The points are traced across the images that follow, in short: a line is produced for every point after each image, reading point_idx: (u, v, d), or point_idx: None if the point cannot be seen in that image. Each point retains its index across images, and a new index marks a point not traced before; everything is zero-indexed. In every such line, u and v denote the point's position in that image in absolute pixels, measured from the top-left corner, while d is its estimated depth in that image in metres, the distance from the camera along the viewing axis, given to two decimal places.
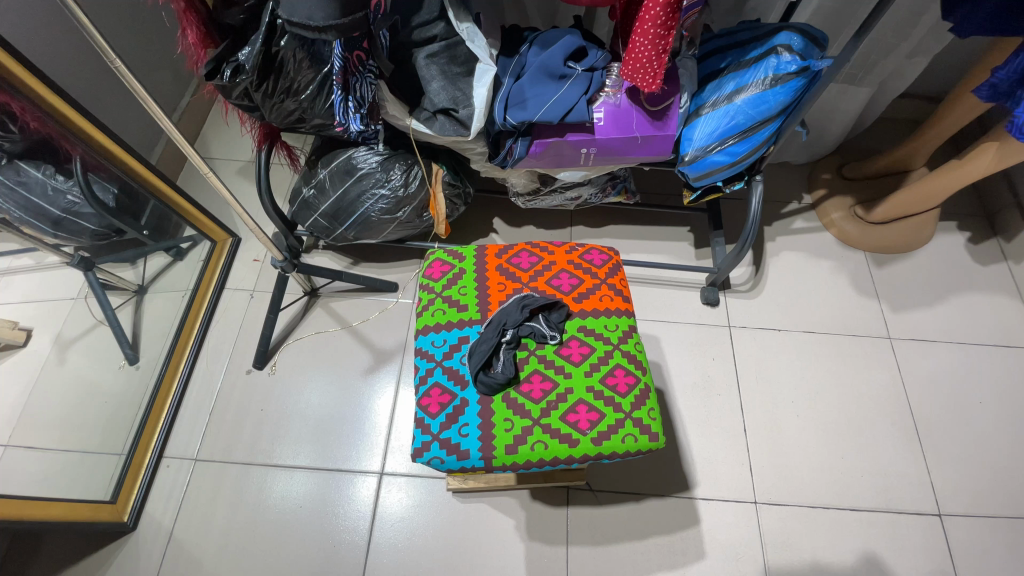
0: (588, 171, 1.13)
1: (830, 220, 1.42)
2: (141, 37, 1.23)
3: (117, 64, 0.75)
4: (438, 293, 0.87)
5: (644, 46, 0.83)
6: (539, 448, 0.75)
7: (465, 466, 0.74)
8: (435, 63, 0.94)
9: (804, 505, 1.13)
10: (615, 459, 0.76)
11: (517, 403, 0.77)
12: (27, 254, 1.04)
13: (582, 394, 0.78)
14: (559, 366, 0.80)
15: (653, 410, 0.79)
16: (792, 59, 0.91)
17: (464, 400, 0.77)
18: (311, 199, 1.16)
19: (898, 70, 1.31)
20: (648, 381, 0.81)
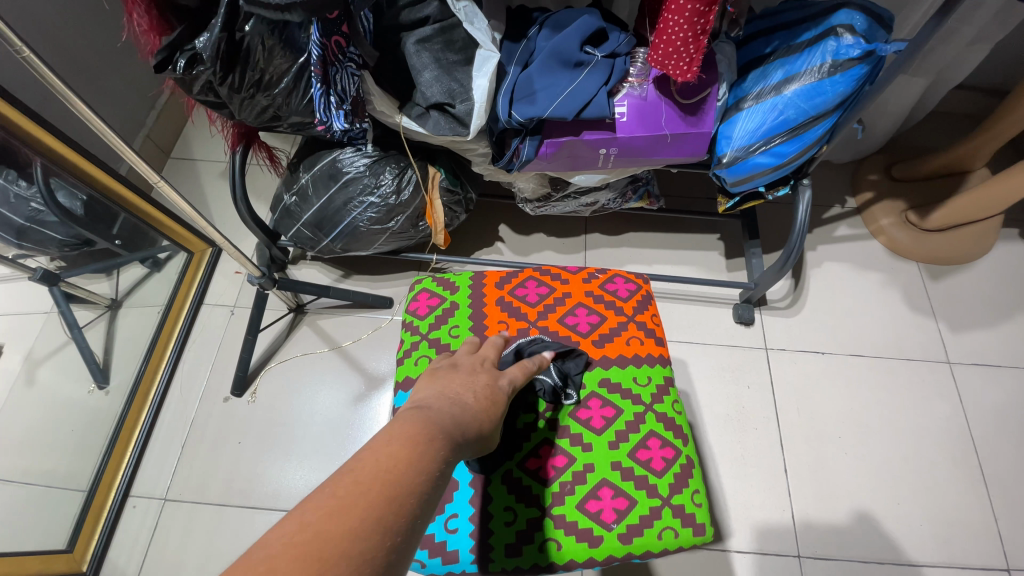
0: (607, 175, 0.98)
1: (878, 227, 1.26)
2: (105, 27, 1.10)
3: (23, 53, 0.63)
4: (424, 335, 0.78)
5: (678, 24, 0.68)
6: (552, 547, 0.64)
7: (453, 570, 0.64)
8: (427, 50, 0.80)
9: (830, 523, 1.01)
10: (648, 557, 0.66)
11: (521, 484, 0.67)
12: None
13: (607, 473, 0.67)
14: (578, 436, 0.70)
15: (695, 493, 0.68)
16: (856, 41, 0.76)
17: (453, 484, 0.67)
18: (293, 207, 1.03)
19: (958, 58, 1.14)
20: (690, 453, 0.71)
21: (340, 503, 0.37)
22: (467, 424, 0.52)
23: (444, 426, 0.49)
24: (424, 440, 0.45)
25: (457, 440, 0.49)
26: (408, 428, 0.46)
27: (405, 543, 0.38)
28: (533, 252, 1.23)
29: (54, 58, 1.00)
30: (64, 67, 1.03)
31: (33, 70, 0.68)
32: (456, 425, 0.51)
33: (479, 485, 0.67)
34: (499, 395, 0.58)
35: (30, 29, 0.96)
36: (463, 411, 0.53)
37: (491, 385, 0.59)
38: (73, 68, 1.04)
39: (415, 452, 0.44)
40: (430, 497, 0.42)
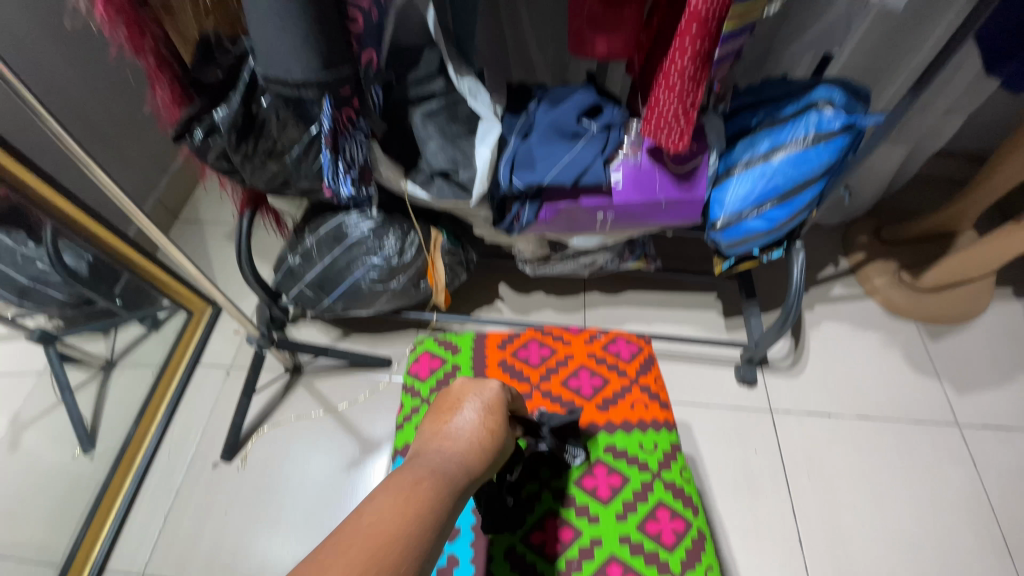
0: (605, 237, 1.01)
1: (873, 287, 1.28)
2: (126, 98, 1.16)
3: (50, 124, 0.67)
4: (424, 399, 0.76)
5: (670, 101, 0.73)
6: None
7: None
8: (433, 122, 0.85)
9: None
10: None
11: (524, 561, 0.63)
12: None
13: (614, 547, 0.64)
14: (585, 506, 0.67)
15: (710, 570, 0.64)
16: (835, 114, 0.81)
17: (453, 559, 0.64)
18: (296, 267, 1.04)
19: (934, 127, 1.21)
20: (701, 525, 0.68)
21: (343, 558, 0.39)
22: (462, 457, 0.56)
23: (442, 466, 0.53)
24: (418, 483, 0.50)
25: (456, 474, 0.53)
26: (400, 478, 0.51)
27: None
28: (533, 311, 1.24)
29: (74, 127, 1.05)
30: (84, 134, 1.08)
31: (58, 142, 0.72)
32: (456, 462, 0.55)
33: (480, 545, 0.64)
34: (491, 408, 0.62)
35: (57, 101, 1.02)
36: (454, 445, 0.57)
37: (480, 400, 0.63)
38: (92, 136, 1.10)
39: (411, 495, 0.48)
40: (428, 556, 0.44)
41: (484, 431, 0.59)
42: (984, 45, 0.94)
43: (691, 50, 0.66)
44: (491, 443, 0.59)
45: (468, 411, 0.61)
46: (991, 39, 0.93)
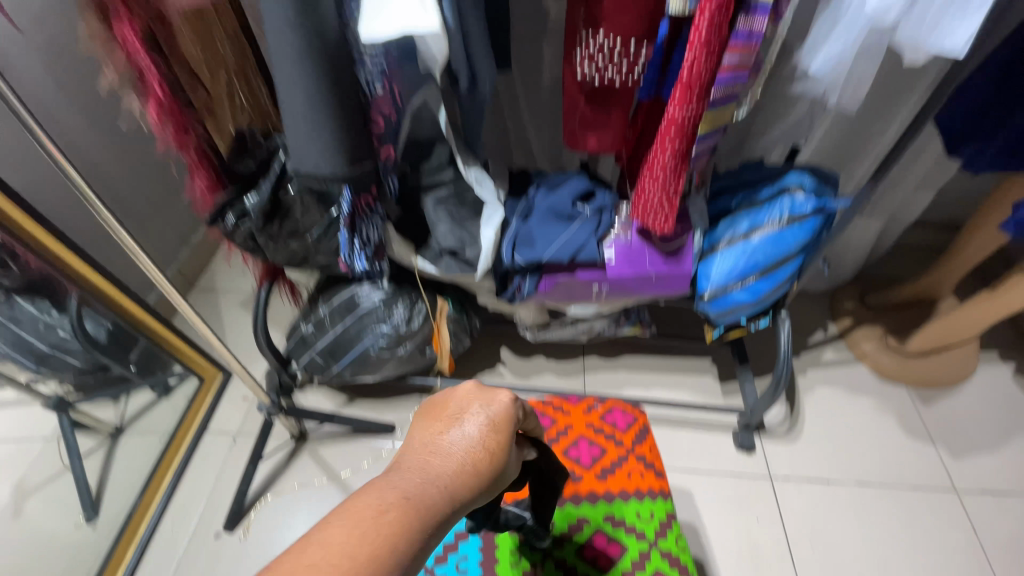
0: (600, 306, 1.07)
1: (862, 352, 1.32)
2: (158, 178, 1.25)
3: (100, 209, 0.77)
4: None
5: (654, 189, 0.82)
6: None
7: None
8: (443, 207, 0.93)
9: None
10: None
11: None
12: (11, 387, 1.06)
13: None
14: None
15: None
16: (807, 198, 0.90)
17: None
18: (308, 335, 1.10)
19: (906, 202, 1.30)
20: None
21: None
22: (450, 481, 0.43)
23: (422, 490, 0.41)
24: (386, 512, 0.38)
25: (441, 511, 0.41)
26: (364, 499, 0.39)
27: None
28: (533, 375, 1.28)
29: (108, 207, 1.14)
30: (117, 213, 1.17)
31: (102, 220, 0.81)
32: (442, 486, 0.42)
33: None
34: (496, 424, 0.49)
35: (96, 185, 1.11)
36: (443, 464, 0.44)
37: (485, 412, 0.50)
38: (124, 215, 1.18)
39: (373, 543, 0.36)
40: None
41: (485, 454, 0.47)
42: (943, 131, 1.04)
43: (670, 150, 0.75)
44: (491, 471, 0.46)
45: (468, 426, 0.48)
46: (950, 125, 1.03)
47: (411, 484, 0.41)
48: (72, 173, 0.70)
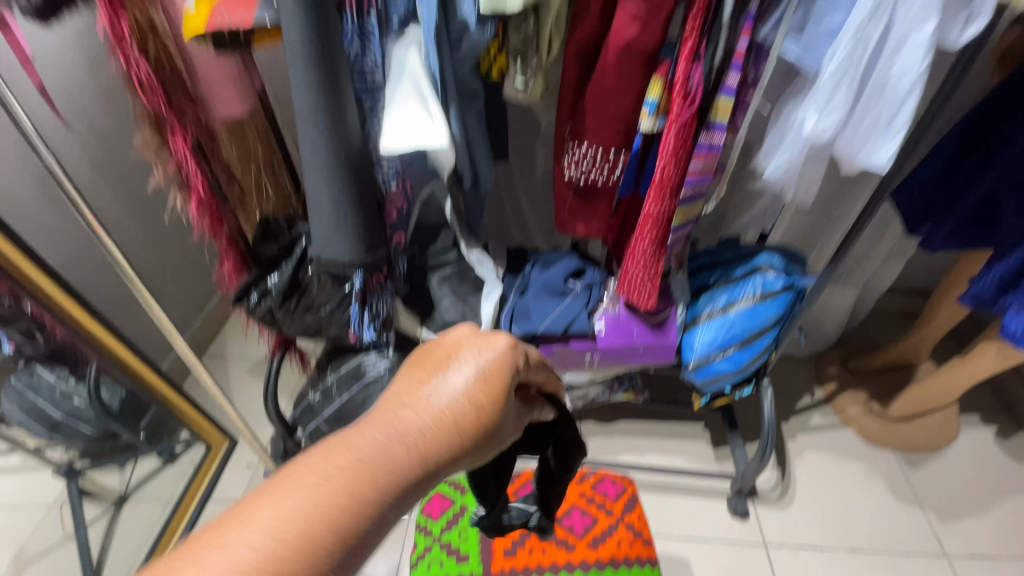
0: (593, 373, 1.12)
1: (848, 416, 1.36)
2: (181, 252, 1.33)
3: (136, 286, 0.87)
4: (435, 538, 0.84)
5: (637, 271, 0.91)
6: None
7: None
8: (447, 284, 1.03)
9: None
10: None
11: None
12: (15, 454, 1.13)
13: None
14: None
15: None
16: (777, 276, 0.99)
17: None
18: (315, 403, 1.15)
19: (878, 271, 1.40)
20: None
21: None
22: (427, 440, 0.42)
23: (399, 445, 0.41)
24: (360, 463, 0.39)
25: (403, 483, 0.40)
26: (340, 447, 0.40)
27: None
28: None
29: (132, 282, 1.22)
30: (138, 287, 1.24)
31: (137, 295, 0.91)
32: (419, 443, 0.42)
33: None
34: (489, 387, 0.46)
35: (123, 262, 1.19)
36: (424, 418, 0.43)
37: (478, 371, 0.47)
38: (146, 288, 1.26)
39: (324, 510, 0.36)
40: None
41: (463, 424, 0.44)
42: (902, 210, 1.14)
43: (648, 238, 0.85)
44: (468, 442, 0.44)
45: (449, 389, 0.45)
46: (908, 206, 1.12)
47: (374, 448, 0.40)
48: (110, 247, 0.82)
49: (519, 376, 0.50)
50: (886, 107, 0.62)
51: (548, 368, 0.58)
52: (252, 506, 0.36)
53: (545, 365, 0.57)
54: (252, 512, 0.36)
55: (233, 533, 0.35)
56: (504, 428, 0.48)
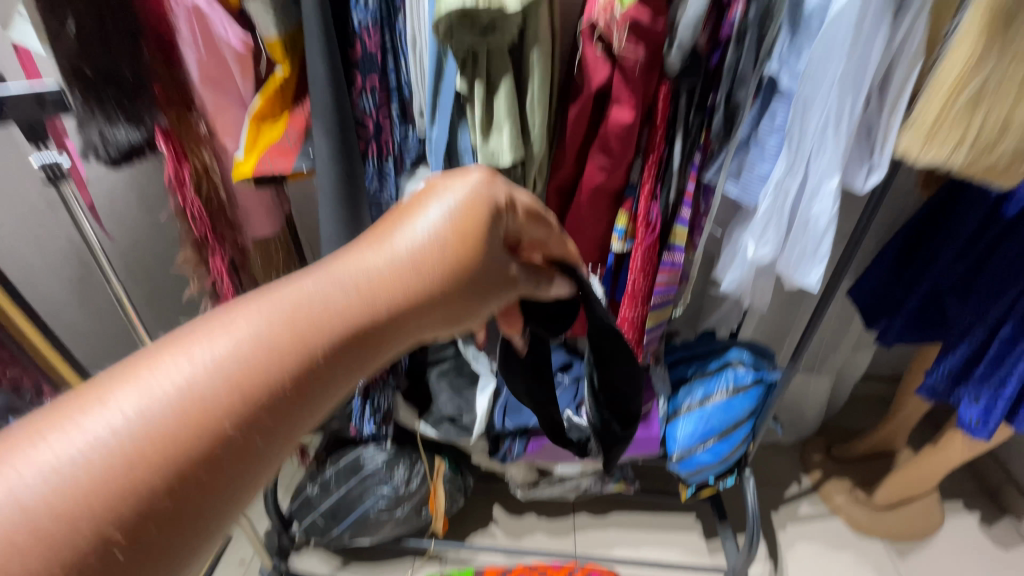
0: (584, 464, 1.18)
1: (836, 505, 1.39)
2: None
3: None
4: None
5: None
6: None
7: None
8: (444, 378, 1.12)
9: None
10: None
11: None
12: None
13: None
14: None
15: None
16: (747, 371, 1.09)
17: None
18: (313, 496, 1.18)
19: (849, 360, 1.49)
20: None
21: (61, 483, 0.24)
22: (389, 291, 0.37)
23: (352, 294, 0.36)
24: (298, 313, 0.33)
25: (342, 333, 0.34)
26: (274, 296, 0.34)
27: (165, 565, 0.27)
28: (524, 535, 1.33)
29: None
30: None
31: None
32: (378, 295, 0.36)
33: None
34: (465, 236, 0.42)
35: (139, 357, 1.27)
36: (386, 268, 0.38)
37: (451, 220, 0.41)
38: None
39: (229, 366, 0.30)
40: (247, 486, 0.30)
41: (428, 269, 0.39)
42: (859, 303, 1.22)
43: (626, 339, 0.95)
44: (436, 288, 0.39)
45: (411, 231, 0.40)
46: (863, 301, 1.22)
47: (306, 295, 0.34)
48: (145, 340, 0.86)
49: (503, 221, 0.45)
50: (811, 239, 0.75)
51: (559, 231, 0.53)
52: (143, 361, 0.29)
53: (547, 223, 0.52)
54: (152, 363, 0.29)
55: (112, 394, 0.27)
56: (482, 283, 0.43)
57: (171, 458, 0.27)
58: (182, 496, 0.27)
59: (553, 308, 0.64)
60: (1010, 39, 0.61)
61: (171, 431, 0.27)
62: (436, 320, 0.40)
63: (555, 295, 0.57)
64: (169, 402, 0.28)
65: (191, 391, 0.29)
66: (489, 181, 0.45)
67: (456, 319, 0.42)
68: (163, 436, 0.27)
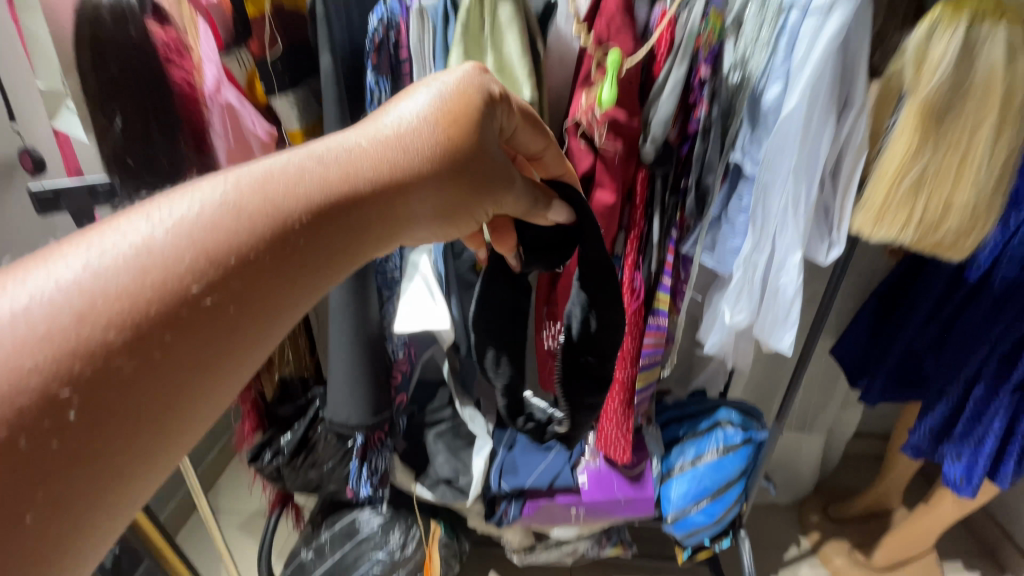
0: (580, 527, 1.17)
1: (836, 567, 1.38)
2: None
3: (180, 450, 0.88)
4: None
5: (613, 429, 1.03)
6: None
7: None
8: (442, 439, 1.14)
9: None
10: None
11: None
12: None
13: None
14: None
15: None
16: (736, 431, 1.12)
17: None
18: (307, 561, 1.15)
19: (839, 418, 1.52)
20: None
21: (28, 318, 0.26)
22: (373, 169, 0.39)
23: (335, 169, 0.38)
24: (275, 178, 0.35)
25: (321, 208, 0.36)
26: (255, 166, 0.36)
27: (129, 420, 0.28)
28: None
29: None
30: None
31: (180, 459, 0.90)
32: (363, 171, 0.39)
33: None
34: (457, 114, 0.44)
35: None
36: (368, 150, 0.40)
37: (442, 105, 0.44)
38: None
39: (193, 225, 0.31)
40: (222, 343, 0.31)
41: (414, 159, 0.42)
42: (844, 362, 1.25)
43: (617, 399, 0.99)
44: (420, 172, 0.42)
45: (399, 124, 0.42)
46: (848, 359, 1.25)
47: (287, 168, 0.36)
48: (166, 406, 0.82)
49: (495, 109, 0.48)
50: (781, 308, 0.82)
51: (550, 145, 0.58)
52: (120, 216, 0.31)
53: (545, 132, 0.57)
54: (126, 217, 0.31)
55: (82, 244, 0.29)
56: (472, 177, 0.45)
57: (138, 304, 0.28)
58: (147, 342, 0.28)
59: (551, 243, 0.59)
60: (942, 136, 0.70)
61: (139, 279, 0.29)
62: (423, 206, 0.43)
63: (553, 221, 0.58)
64: (138, 253, 0.29)
65: (158, 245, 0.30)
66: (477, 76, 0.47)
67: (445, 211, 0.45)
68: (131, 281, 0.29)
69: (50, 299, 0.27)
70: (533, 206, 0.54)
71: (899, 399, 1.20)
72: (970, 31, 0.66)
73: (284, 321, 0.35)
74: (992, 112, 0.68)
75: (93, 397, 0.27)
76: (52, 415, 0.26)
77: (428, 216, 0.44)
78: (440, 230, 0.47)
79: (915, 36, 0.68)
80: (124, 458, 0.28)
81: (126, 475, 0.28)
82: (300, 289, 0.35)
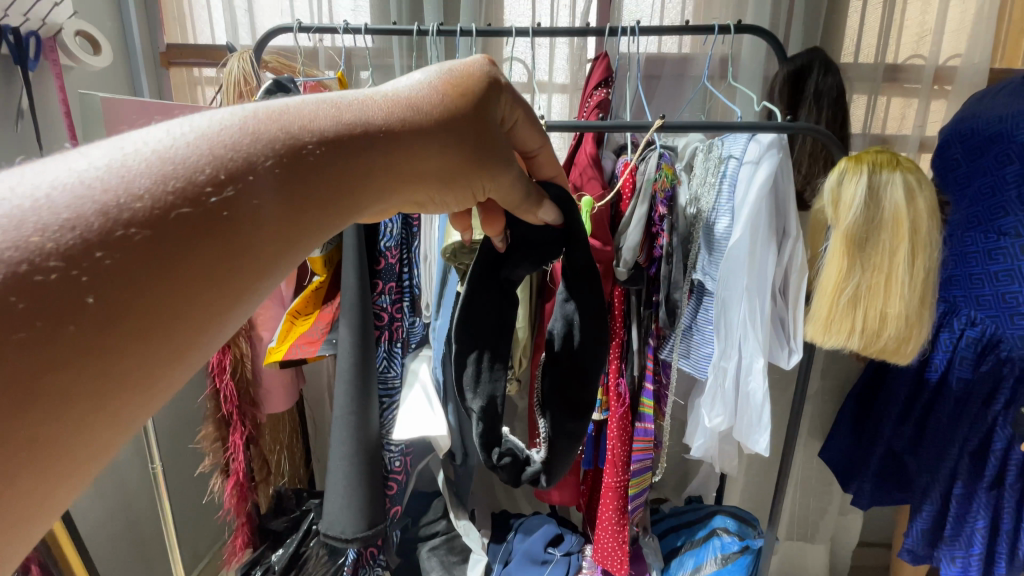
0: None
1: None
2: (198, 521, 1.40)
3: (167, 532, 0.88)
4: None
5: (608, 538, 1.03)
6: None
7: None
8: (435, 553, 1.15)
9: None
10: None
11: None
12: None
13: None
14: None
15: None
16: (732, 538, 1.10)
17: None
18: None
19: (841, 525, 1.49)
20: None
21: (50, 203, 0.27)
22: (389, 116, 0.42)
23: (354, 115, 0.41)
24: (294, 113, 0.37)
25: (335, 138, 0.38)
26: (273, 103, 0.38)
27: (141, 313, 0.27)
28: None
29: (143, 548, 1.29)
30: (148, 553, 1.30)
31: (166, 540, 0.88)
32: (381, 117, 0.42)
33: None
34: (467, 82, 0.47)
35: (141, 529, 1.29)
36: (384, 103, 0.43)
37: (455, 72, 0.47)
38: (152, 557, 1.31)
39: (215, 141, 0.33)
40: (230, 255, 0.31)
41: (416, 121, 0.43)
42: (834, 464, 1.28)
43: (611, 506, 1.01)
44: (437, 120, 0.45)
45: (403, 90, 0.44)
46: (837, 461, 1.27)
47: (298, 111, 0.38)
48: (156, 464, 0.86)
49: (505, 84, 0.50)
50: (754, 414, 0.89)
51: (546, 144, 0.58)
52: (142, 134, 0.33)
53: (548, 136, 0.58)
54: (150, 134, 0.32)
55: (110, 150, 0.31)
56: (475, 145, 0.47)
57: (156, 205, 0.29)
58: (161, 241, 0.28)
59: (536, 241, 0.60)
60: (866, 260, 0.83)
61: (159, 184, 0.29)
62: (422, 166, 0.44)
63: (542, 220, 0.58)
64: (163, 162, 0.30)
65: (180, 158, 0.31)
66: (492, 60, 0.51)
67: (456, 172, 0.47)
68: (153, 185, 0.29)
69: (73, 193, 0.27)
70: (524, 200, 0.54)
71: (892, 502, 1.21)
72: (872, 178, 0.81)
73: (293, 246, 0.35)
74: (903, 240, 0.81)
75: (107, 285, 0.26)
76: (68, 300, 0.25)
77: (426, 176, 0.45)
78: (436, 194, 0.47)
79: (828, 182, 0.84)
80: (125, 357, 0.27)
81: (127, 374, 0.28)
82: (299, 222, 0.35)
